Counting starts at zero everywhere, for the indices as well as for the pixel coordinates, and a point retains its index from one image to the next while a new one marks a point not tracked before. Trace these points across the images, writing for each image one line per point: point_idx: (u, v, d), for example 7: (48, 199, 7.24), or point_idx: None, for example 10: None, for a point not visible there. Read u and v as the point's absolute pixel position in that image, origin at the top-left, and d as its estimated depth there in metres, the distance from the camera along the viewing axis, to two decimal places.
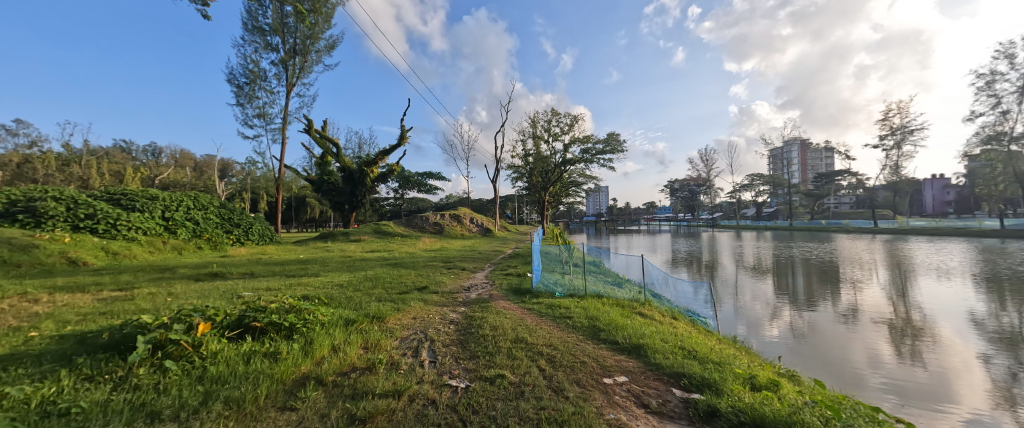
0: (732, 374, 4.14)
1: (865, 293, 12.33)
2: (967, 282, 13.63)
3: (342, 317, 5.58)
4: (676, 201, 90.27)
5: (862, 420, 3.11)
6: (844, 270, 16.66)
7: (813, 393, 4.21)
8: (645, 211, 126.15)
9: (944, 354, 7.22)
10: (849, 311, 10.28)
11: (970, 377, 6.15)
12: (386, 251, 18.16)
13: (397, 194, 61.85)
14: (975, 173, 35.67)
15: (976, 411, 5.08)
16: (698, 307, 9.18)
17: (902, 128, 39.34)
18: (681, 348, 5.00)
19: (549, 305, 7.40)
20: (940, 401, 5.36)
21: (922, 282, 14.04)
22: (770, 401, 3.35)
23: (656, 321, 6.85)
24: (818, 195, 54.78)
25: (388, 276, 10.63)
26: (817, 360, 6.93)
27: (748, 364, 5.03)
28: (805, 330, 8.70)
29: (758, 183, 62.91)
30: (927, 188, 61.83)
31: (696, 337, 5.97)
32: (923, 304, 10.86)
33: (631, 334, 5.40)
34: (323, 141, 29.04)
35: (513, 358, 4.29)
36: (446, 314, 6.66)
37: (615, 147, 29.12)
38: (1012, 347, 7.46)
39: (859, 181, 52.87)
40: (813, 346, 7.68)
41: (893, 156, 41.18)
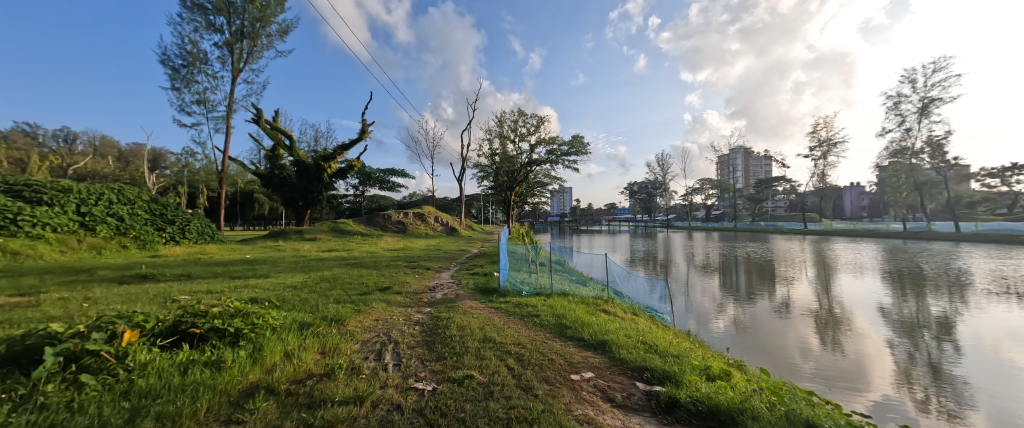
0: (687, 366, 4.37)
1: (797, 288, 13.64)
2: (878, 277, 15.52)
3: (297, 321, 5.23)
4: (635, 203, 94.47)
5: (800, 404, 3.42)
6: (779, 268, 18.31)
7: (758, 381, 4.56)
8: (606, 212, 130.52)
9: (862, 342, 8.12)
10: (783, 305, 11.29)
11: (881, 361, 6.99)
12: (345, 251, 17.35)
13: (356, 191, 59.35)
14: (884, 182, 40.65)
15: (887, 392, 5.77)
16: (656, 302, 9.68)
17: (828, 140, 43.83)
18: (641, 342, 5.22)
19: (516, 304, 7.41)
20: (859, 384, 6.03)
21: (843, 277, 15.78)
22: (724, 390, 3.59)
23: (619, 317, 7.10)
24: (759, 199, 59.72)
25: (348, 276, 10.14)
26: (759, 350, 7.54)
27: (702, 356, 5.34)
28: (747, 323, 9.45)
29: (707, 188, 67.35)
30: (847, 195, 69.32)
31: (656, 333, 6.23)
32: (843, 297, 12.22)
33: (595, 330, 5.55)
34: (274, 134, 27.21)
35: (481, 358, 4.25)
36: (411, 315, 6.47)
37: (579, 149, 29.84)
38: (911, 334, 8.61)
39: (792, 188, 58.29)
40: (755, 337, 8.34)
41: (820, 166, 45.78)
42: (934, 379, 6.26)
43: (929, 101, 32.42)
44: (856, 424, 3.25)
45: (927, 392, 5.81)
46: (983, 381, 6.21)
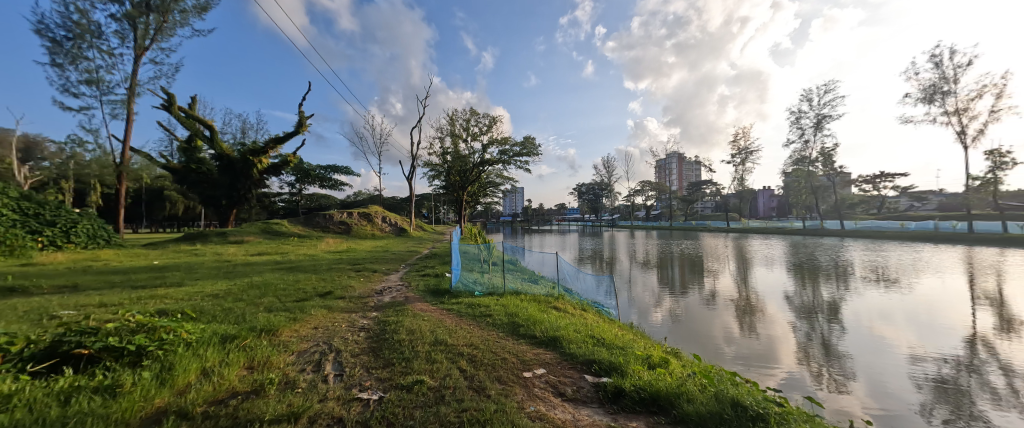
0: (631, 356, 4.63)
1: (721, 280, 15.13)
2: (785, 268, 17.75)
3: (218, 334, 4.70)
4: (582, 204, 98.39)
5: (727, 384, 3.78)
6: (707, 262, 20.18)
7: (693, 366, 4.96)
8: (556, 212, 134.41)
9: (773, 325, 9.21)
10: (711, 296, 12.43)
11: (789, 341, 7.98)
12: (279, 254, 15.93)
13: (292, 190, 54.96)
14: (790, 186, 46.46)
15: (791, 367, 6.61)
16: (602, 296, 10.13)
17: (745, 149, 49.09)
18: (590, 337, 5.43)
19: (469, 305, 7.32)
20: (772, 363, 6.83)
21: (757, 269, 17.80)
22: (663, 377, 3.85)
23: (569, 314, 7.32)
24: (690, 200, 65.14)
25: (281, 282, 9.30)
26: (691, 337, 8.21)
27: (645, 346, 5.70)
28: (681, 313, 10.25)
29: (646, 190, 71.99)
30: (761, 197, 78.31)
31: (603, 327, 6.52)
32: (757, 287, 13.77)
33: (546, 327, 5.67)
34: (190, 124, 24.33)
35: (433, 361, 4.14)
36: (356, 320, 6.12)
37: (531, 151, 30.26)
38: (810, 316, 9.95)
39: (717, 190, 64.40)
40: (688, 326, 9.08)
41: (740, 171, 51.09)
42: (826, 354, 7.29)
43: (821, 117, 37.70)
44: (771, 398, 3.68)
45: (822, 366, 6.75)
46: (864, 354, 7.35)
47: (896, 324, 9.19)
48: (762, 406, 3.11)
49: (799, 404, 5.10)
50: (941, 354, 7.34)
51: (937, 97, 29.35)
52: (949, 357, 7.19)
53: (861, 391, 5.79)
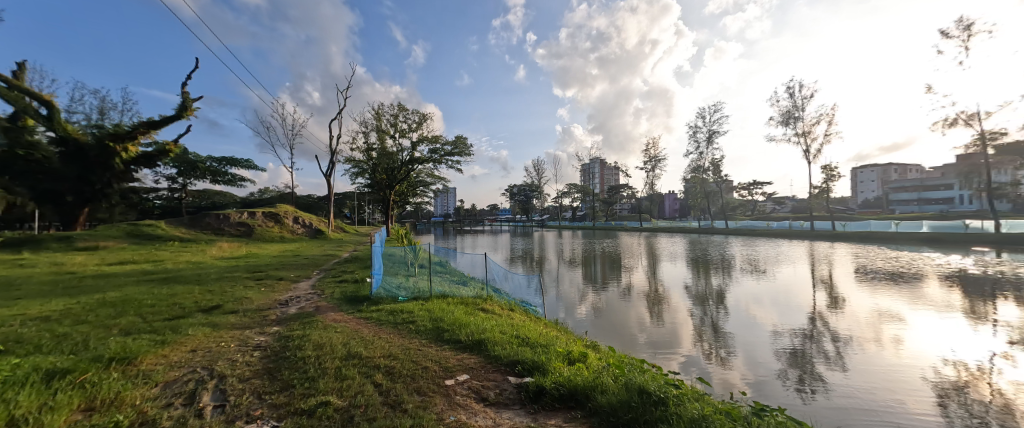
0: (553, 353, 4.83)
1: (635, 275, 16.60)
2: (686, 263, 20.15)
3: (47, 369, 3.77)
4: (512, 205, 100.46)
5: (636, 373, 4.14)
6: (624, 259, 22.02)
7: (609, 357, 5.37)
8: (487, 213, 135.22)
9: (676, 313, 10.37)
10: (627, 289, 13.56)
11: (688, 327, 9.05)
12: (154, 262, 13.42)
13: (177, 185, 46.87)
14: (690, 191, 52.92)
15: (689, 350, 7.50)
16: (530, 295, 10.39)
17: (654, 157, 54.69)
18: (515, 337, 5.54)
19: (390, 312, 6.95)
20: (675, 347, 7.69)
21: (664, 264, 19.93)
22: (582, 371, 4.08)
23: (496, 315, 7.38)
24: (610, 202, 70.41)
25: (151, 297, 7.78)
26: (609, 329, 8.85)
27: (567, 342, 5.99)
28: (601, 307, 11.00)
29: (572, 192, 75.96)
30: (667, 200, 87.94)
31: (529, 326, 6.68)
32: (664, 279, 15.41)
33: (472, 330, 5.64)
34: (15, 98, 18.63)
35: (343, 378, 3.84)
36: (249, 338, 5.42)
37: (463, 150, 29.90)
38: (704, 303, 11.42)
39: (632, 194, 70.61)
40: (607, 318, 9.78)
41: (650, 177, 56.72)
42: (715, 336, 8.44)
43: (711, 133, 43.74)
44: (671, 382, 4.14)
45: (713, 346, 7.79)
46: (742, 333, 8.65)
47: (766, 307, 11.02)
48: (663, 390, 3.45)
49: (694, 383, 5.79)
50: (792, 328, 9.04)
51: (791, 120, 35.89)
52: (802, 331, 8.83)
53: (740, 366, 6.80)
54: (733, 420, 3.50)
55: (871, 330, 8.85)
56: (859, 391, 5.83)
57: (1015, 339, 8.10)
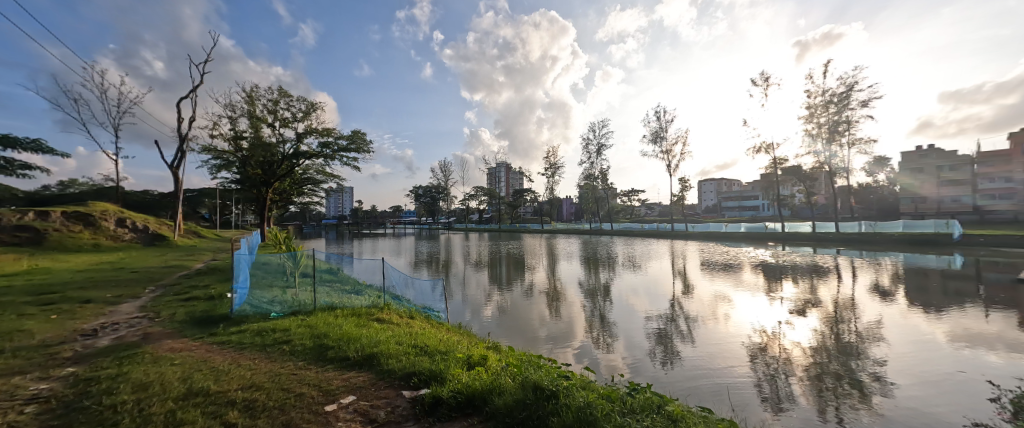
0: (452, 359, 4.81)
1: (538, 274, 17.52)
2: (581, 261, 22.04)
3: None
4: (417, 206, 96.84)
5: (533, 371, 4.46)
6: (528, 259, 23.07)
7: (508, 357, 5.59)
8: (389, 215, 127.69)
9: (570, 307, 11.27)
10: (529, 288, 14.20)
11: (580, 319, 9.93)
12: None
13: None
14: (584, 196, 58.20)
15: (582, 340, 8.21)
16: (433, 301, 10.10)
17: (553, 165, 58.76)
18: (412, 346, 5.32)
19: (260, 332, 6.02)
20: (569, 338, 8.36)
21: (563, 263, 21.49)
22: (480, 375, 4.16)
23: (393, 324, 7.00)
24: (514, 205, 72.97)
25: None
26: (510, 328, 9.15)
27: (467, 345, 6.03)
28: (504, 307, 11.31)
29: (478, 194, 76.43)
30: (565, 204, 95.21)
31: (429, 332, 6.51)
32: (563, 277, 16.60)
33: (363, 344, 5.23)
34: None
35: (181, 423, 3.16)
36: (29, 387, 4.07)
37: (360, 146, 27.53)
38: (595, 296, 12.67)
39: (535, 197, 74.46)
40: (509, 318, 10.11)
41: (550, 182, 60.71)
42: (601, 325, 9.43)
43: (599, 145, 49.03)
44: (561, 376, 4.59)
45: (599, 334, 8.69)
46: (623, 321, 9.84)
47: (642, 296, 12.75)
48: (554, 384, 3.78)
49: (582, 372, 6.35)
50: (659, 313, 10.63)
51: (658, 139, 42.26)
52: (667, 315, 10.45)
53: (621, 350, 7.72)
54: (611, 406, 4.06)
55: (713, 310, 10.98)
56: (703, 362, 7.17)
57: (789, 309, 11.04)
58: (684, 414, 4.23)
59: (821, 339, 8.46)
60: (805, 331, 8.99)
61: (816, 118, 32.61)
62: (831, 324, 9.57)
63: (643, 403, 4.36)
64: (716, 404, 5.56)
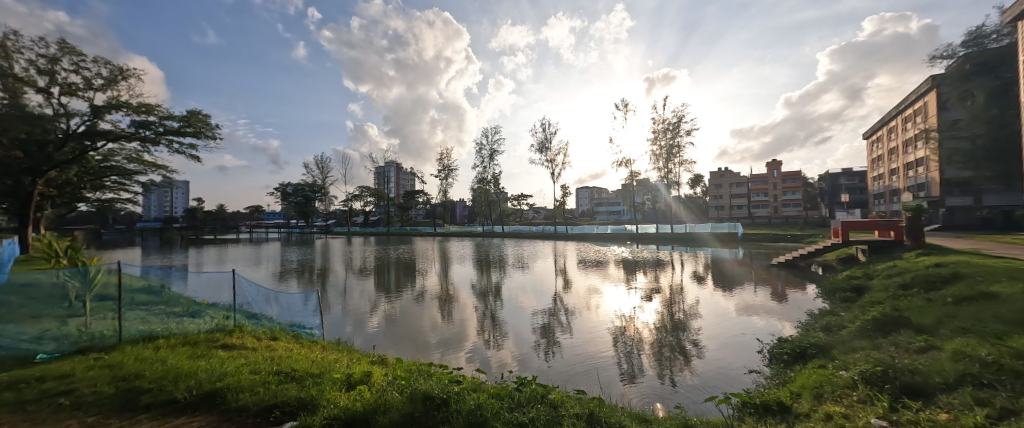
0: (326, 382, 4.31)
1: (429, 278, 17.03)
2: (471, 263, 22.25)
3: None
4: (289, 207, 84.66)
5: (422, 381, 4.37)
6: (418, 264, 22.25)
7: (395, 369, 5.36)
8: (251, 217, 108.49)
9: (463, 309, 11.24)
10: (421, 294, 13.70)
11: (473, 320, 9.99)
12: None
13: None
14: (477, 199, 59.16)
15: (474, 341, 8.29)
16: (305, 316, 8.93)
17: (448, 167, 58.23)
18: (271, 374, 4.57)
19: (20, 382, 4.39)
20: (464, 341, 8.34)
21: (455, 266, 21.37)
22: (362, 394, 3.87)
23: (246, 350, 5.91)
24: (405, 207, 69.80)
25: None
26: (400, 337, 8.68)
27: (347, 363, 5.52)
28: (394, 315, 10.67)
29: (365, 195, 70.52)
30: (459, 206, 95.40)
31: (298, 354, 5.70)
32: (454, 280, 16.47)
33: (200, 381, 4.28)
34: None
35: None
36: None
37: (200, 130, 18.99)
38: (487, 297, 12.93)
39: (428, 199, 72.66)
40: (399, 326, 9.59)
41: (444, 184, 59.88)
42: (493, 324, 9.68)
43: (493, 150, 50.60)
44: (453, 382, 4.72)
45: (491, 333, 8.91)
46: (512, 319, 10.28)
47: (529, 294, 13.51)
48: (445, 391, 3.85)
49: (473, 374, 6.37)
50: (544, 309, 11.40)
51: (544, 148, 45.70)
52: (551, 310, 11.27)
53: (512, 347, 8.03)
54: (500, 404, 4.20)
55: (588, 302, 12.30)
56: (581, 349, 7.96)
57: (641, 295, 13.12)
58: (564, 399, 4.64)
59: (666, 319, 10.25)
60: (653, 313, 10.79)
61: (659, 141, 39.63)
62: (669, 305, 11.74)
63: (529, 395, 4.58)
64: (590, 386, 6.24)
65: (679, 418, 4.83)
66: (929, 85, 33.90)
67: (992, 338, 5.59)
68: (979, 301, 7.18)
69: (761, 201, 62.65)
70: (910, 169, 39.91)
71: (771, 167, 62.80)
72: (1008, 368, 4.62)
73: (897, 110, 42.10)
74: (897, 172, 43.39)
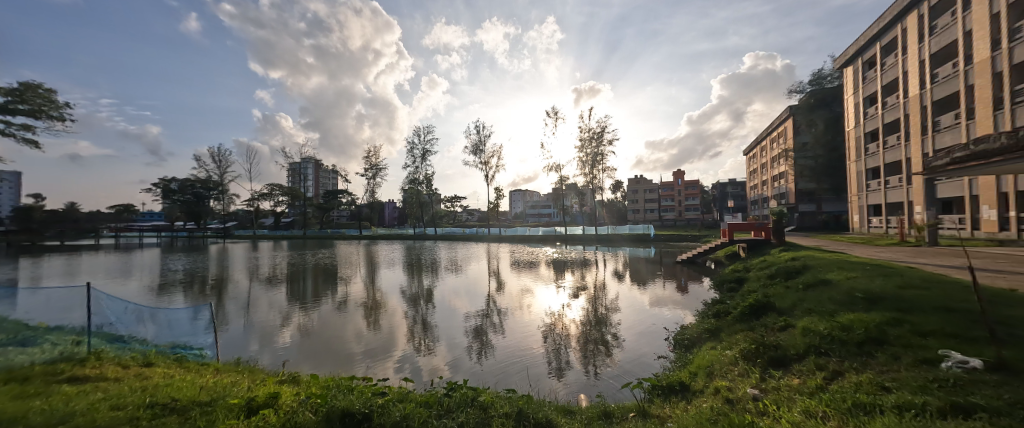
0: (218, 411, 3.83)
1: (352, 285, 15.85)
2: (399, 268, 21.24)
3: None
4: None
5: (341, 397, 4.27)
6: (339, 270, 20.60)
7: (308, 387, 5.05)
8: None
9: (392, 316, 10.69)
10: (342, 302, 12.70)
11: (401, 327, 9.56)
12: None
13: None
14: (407, 201, 56.84)
15: (403, 349, 7.93)
16: (190, 335, 7.69)
17: (376, 166, 55.09)
18: (142, 409, 3.80)
19: None
20: (391, 349, 7.93)
21: (381, 271, 20.21)
22: (269, 419, 3.69)
23: (108, 380, 4.85)
24: (326, 208, 64.17)
25: None
26: (318, 351, 7.97)
27: (248, 386, 4.92)
28: (310, 327, 9.75)
29: (276, 194, 63.15)
30: (387, 208, 90.65)
31: (183, 381, 4.85)
32: (381, 286, 15.55)
33: (33, 425, 3.30)
34: None
35: None
36: None
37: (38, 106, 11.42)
38: (417, 302, 12.47)
39: (352, 200, 67.78)
40: (316, 339, 8.79)
41: (371, 184, 56.49)
42: (423, 330, 9.38)
43: (425, 151, 49.23)
44: (377, 392, 4.65)
45: (421, 339, 8.63)
46: (443, 322, 10.07)
47: (462, 297, 13.35)
48: (366, 405, 3.95)
49: (400, 383, 6.09)
50: (477, 311, 11.35)
51: (478, 151, 45.77)
52: (483, 312, 11.25)
53: (443, 351, 7.86)
54: (427, 412, 4.09)
55: (521, 302, 12.55)
56: (511, 349, 8.10)
57: (568, 294, 13.79)
58: (494, 400, 4.68)
59: (590, 314, 10.91)
60: (578, 310, 11.42)
61: (585, 149, 42.17)
62: (593, 302, 12.54)
63: (459, 400, 4.52)
64: (519, 385, 6.35)
65: (600, 406, 5.15)
66: (789, 112, 41.39)
67: (827, 315, 6.93)
68: (821, 286, 8.93)
69: (669, 206, 70.02)
70: (776, 181, 48.03)
71: (677, 176, 70.66)
72: (837, 339, 5.73)
73: (767, 131, 50.65)
74: (767, 182, 52.00)
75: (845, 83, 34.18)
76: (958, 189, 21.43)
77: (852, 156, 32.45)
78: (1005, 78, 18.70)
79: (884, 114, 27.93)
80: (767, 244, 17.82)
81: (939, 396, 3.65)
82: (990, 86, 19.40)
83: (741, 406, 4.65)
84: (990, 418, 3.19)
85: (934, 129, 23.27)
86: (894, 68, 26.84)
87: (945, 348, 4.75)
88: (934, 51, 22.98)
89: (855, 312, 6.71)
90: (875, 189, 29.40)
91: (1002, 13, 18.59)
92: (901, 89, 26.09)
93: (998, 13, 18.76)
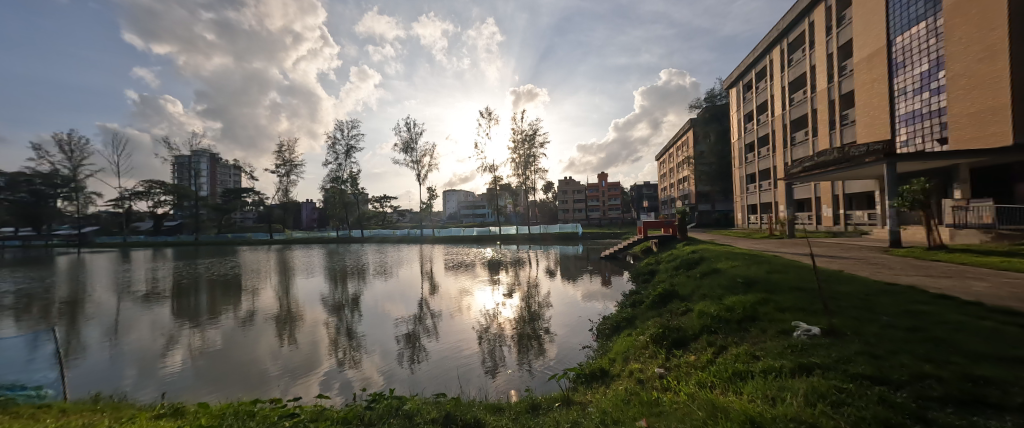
0: None
1: (260, 297, 14.01)
2: (320, 275, 19.15)
3: None
4: None
5: (239, 424, 3.84)
6: (244, 281, 17.88)
7: (199, 416, 4.40)
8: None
9: (311, 329, 9.73)
10: (246, 316, 11.17)
11: (320, 340, 8.71)
12: None
13: None
14: (329, 200, 51.97)
15: (326, 363, 7.27)
16: (23, 373, 5.87)
17: (291, 162, 49.51)
18: None
19: None
20: (310, 364, 7.24)
21: (297, 280, 18.03)
22: None
23: None
24: (226, 210, 55.11)
25: None
26: (216, 374, 6.91)
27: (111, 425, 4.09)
28: (201, 349, 8.33)
29: (157, 192, 52.39)
30: (303, 209, 81.86)
31: None
32: (296, 296, 13.98)
33: None
34: None
35: None
36: None
37: None
38: (338, 311, 11.54)
39: (259, 199, 59.30)
40: (212, 361, 7.59)
41: (284, 182, 50.46)
42: (347, 341, 8.69)
43: (349, 147, 45.83)
44: (285, 413, 4.23)
45: (344, 350, 8.01)
46: (369, 330, 9.50)
47: (394, 302, 12.72)
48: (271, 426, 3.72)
49: (318, 401, 5.58)
50: (409, 316, 10.90)
51: (410, 149, 43.96)
52: (416, 316, 10.93)
53: (369, 361, 7.42)
54: None
55: (457, 304, 12.38)
56: (444, 352, 7.97)
57: (504, 293, 13.95)
58: (420, 407, 4.52)
59: (524, 311, 11.24)
60: (513, 308, 11.67)
61: (518, 151, 43.19)
62: (527, 299, 12.87)
63: (382, 411, 4.26)
64: (450, 387, 6.29)
65: (528, 400, 5.29)
66: (688, 124, 47.26)
67: (717, 299, 8.11)
68: (713, 274, 10.43)
69: (593, 206, 75.02)
70: (681, 183, 54.50)
71: (600, 178, 76.43)
72: (722, 318, 6.73)
73: (674, 139, 57.15)
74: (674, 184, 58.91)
75: (730, 102, 40.35)
76: (808, 192, 26.71)
77: (736, 164, 38.42)
78: (835, 104, 23.92)
79: (758, 129, 33.63)
80: (675, 239, 20.10)
81: (792, 360, 4.49)
82: (828, 110, 24.58)
83: (650, 383, 5.24)
84: (822, 372, 4.03)
85: (791, 143, 28.71)
86: (764, 92, 32.39)
87: (797, 320, 5.89)
88: (791, 79, 28.42)
89: (737, 295, 7.95)
90: (752, 191, 35.17)
91: (834, 53, 23.70)
92: (770, 109, 31.62)
93: (832, 52, 23.90)
